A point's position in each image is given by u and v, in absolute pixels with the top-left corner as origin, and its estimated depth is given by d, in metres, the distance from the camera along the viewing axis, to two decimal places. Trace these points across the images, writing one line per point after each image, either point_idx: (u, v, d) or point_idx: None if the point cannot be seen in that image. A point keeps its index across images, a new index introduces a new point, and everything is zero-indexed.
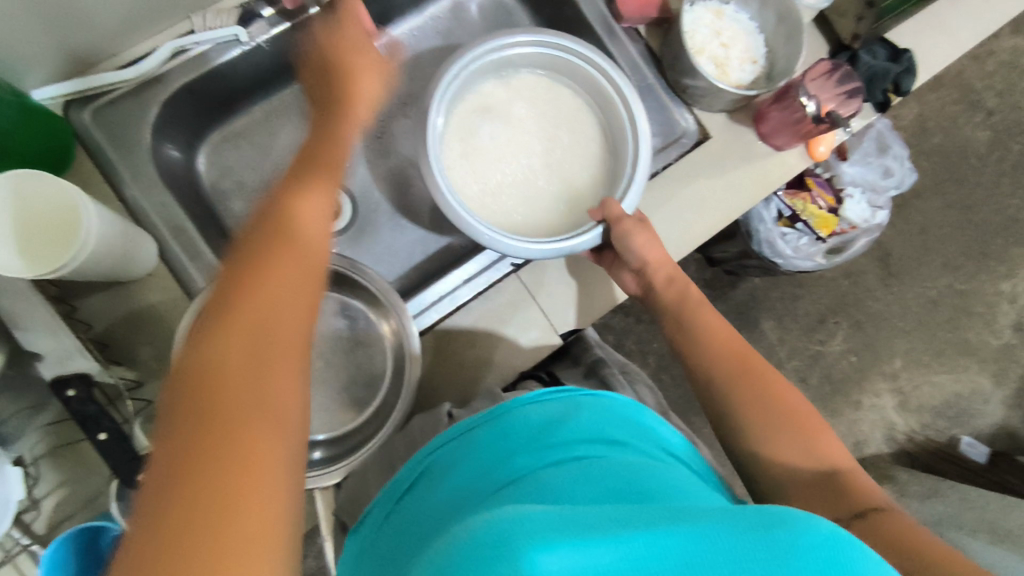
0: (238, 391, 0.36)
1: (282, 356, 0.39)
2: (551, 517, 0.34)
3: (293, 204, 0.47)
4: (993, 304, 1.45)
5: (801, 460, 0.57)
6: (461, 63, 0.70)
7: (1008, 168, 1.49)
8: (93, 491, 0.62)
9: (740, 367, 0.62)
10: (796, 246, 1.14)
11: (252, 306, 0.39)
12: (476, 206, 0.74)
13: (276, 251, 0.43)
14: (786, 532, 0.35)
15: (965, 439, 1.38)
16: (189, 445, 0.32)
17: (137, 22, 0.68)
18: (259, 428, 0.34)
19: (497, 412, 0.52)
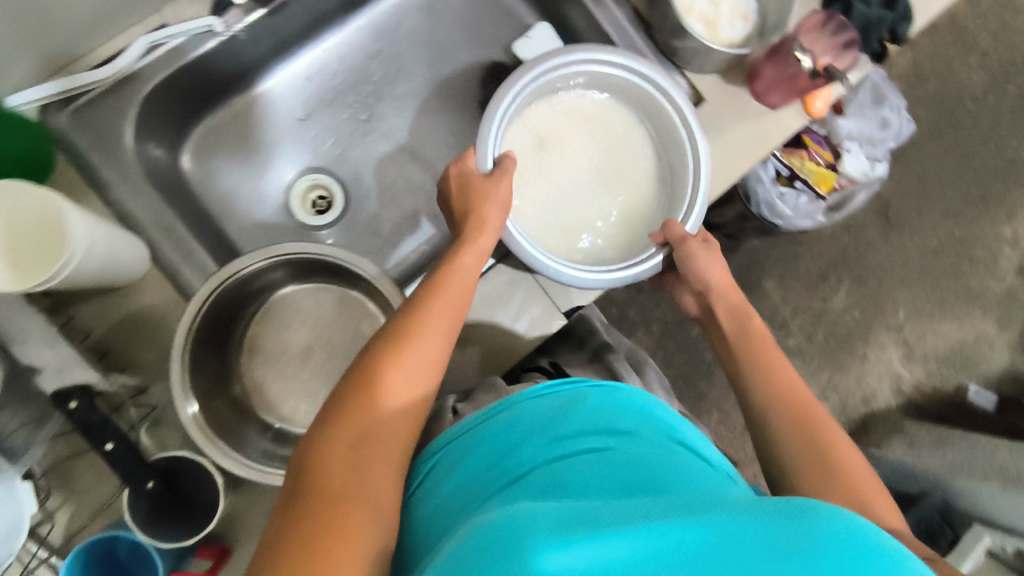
0: (345, 472, 0.45)
1: (383, 448, 0.48)
2: (562, 515, 0.34)
3: (418, 311, 0.56)
4: (995, 249, 1.44)
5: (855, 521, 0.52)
6: (515, 89, 0.68)
7: (1005, 109, 1.47)
8: (104, 499, 0.61)
9: (798, 415, 0.57)
10: (795, 205, 1.13)
11: (357, 416, 0.48)
12: (537, 235, 0.72)
13: (396, 354, 0.52)
14: (803, 525, 0.33)
15: (972, 387, 1.39)
16: (301, 510, 0.42)
17: (105, 16, 0.65)
18: (354, 506, 0.43)
19: (500, 406, 0.52)
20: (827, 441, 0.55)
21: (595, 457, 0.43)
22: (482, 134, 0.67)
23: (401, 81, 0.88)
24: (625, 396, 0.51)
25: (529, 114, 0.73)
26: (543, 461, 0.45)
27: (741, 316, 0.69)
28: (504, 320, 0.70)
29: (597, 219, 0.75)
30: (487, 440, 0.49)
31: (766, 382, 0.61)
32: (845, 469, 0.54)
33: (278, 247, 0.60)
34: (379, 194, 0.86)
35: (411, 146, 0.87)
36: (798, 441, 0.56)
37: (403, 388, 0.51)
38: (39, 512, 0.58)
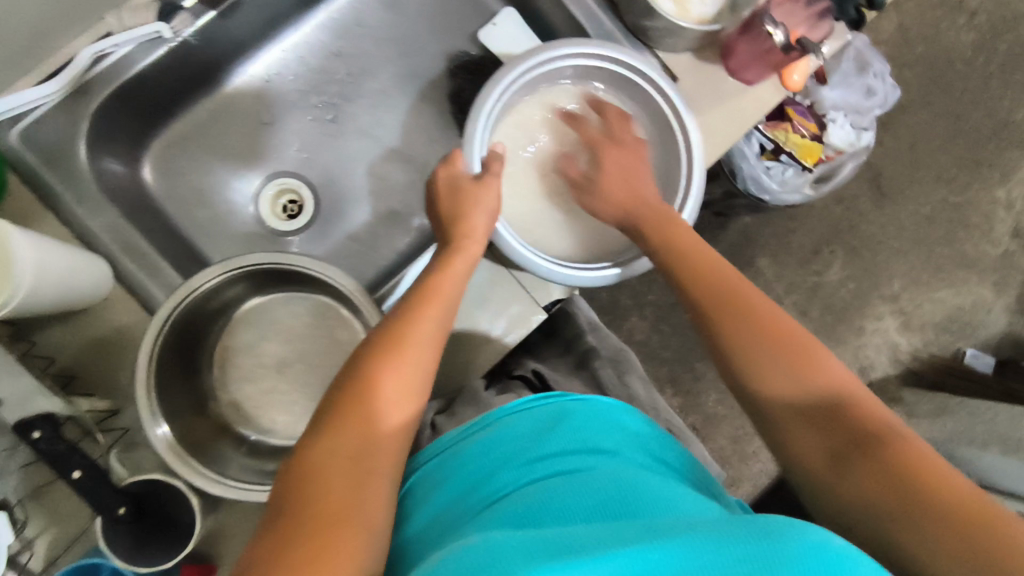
0: (334, 487, 0.43)
1: (376, 462, 0.45)
2: (545, 544, 0.33)
3: (408, 318, 0.54)
4: (990, 213, 1.41)
5: (787, 389, 0.48)
6: (502, 86, 0.65)
7: (996, 70, 1.44)
8: (81, 526, 0.60)
9: (727, 300, 0.53)
10: (782, 179, 1.11)
11: (351, 431, 0.46)
12: (531, 237, 0.70)
13: (386, 362, 0.50)
14: (782, 543, 0.32)
15: (970, 351, 1.38)
16: (288, 531, 0.40)
17: (49, 29, 0.63)
18: (345, 525, 0.41)
19: (478, 423, 0.50)
20: (760, 321, 0.51)
21: (574, 478, 0.42)
22: (469, 134, 0.65)
23: (367, 78, 0.86)
24: (606, 409, 0.50)
25: (517, 113, 0.71)
26: (520, 484, 0.43)
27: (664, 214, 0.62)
28: (482, 320, 0.68)
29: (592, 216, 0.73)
30: (463, 462, 0.47)
31: (692, 276, 0.56)
32: (782, 343, 0.50)
33: (238, 258, 0.59)
34: (351, 195, 0.84)
35: (382, 144, 0.85)
36: (731, 326, 0.52)
37: (398, 406, 0.49)
38: (17, 541, 0.56)
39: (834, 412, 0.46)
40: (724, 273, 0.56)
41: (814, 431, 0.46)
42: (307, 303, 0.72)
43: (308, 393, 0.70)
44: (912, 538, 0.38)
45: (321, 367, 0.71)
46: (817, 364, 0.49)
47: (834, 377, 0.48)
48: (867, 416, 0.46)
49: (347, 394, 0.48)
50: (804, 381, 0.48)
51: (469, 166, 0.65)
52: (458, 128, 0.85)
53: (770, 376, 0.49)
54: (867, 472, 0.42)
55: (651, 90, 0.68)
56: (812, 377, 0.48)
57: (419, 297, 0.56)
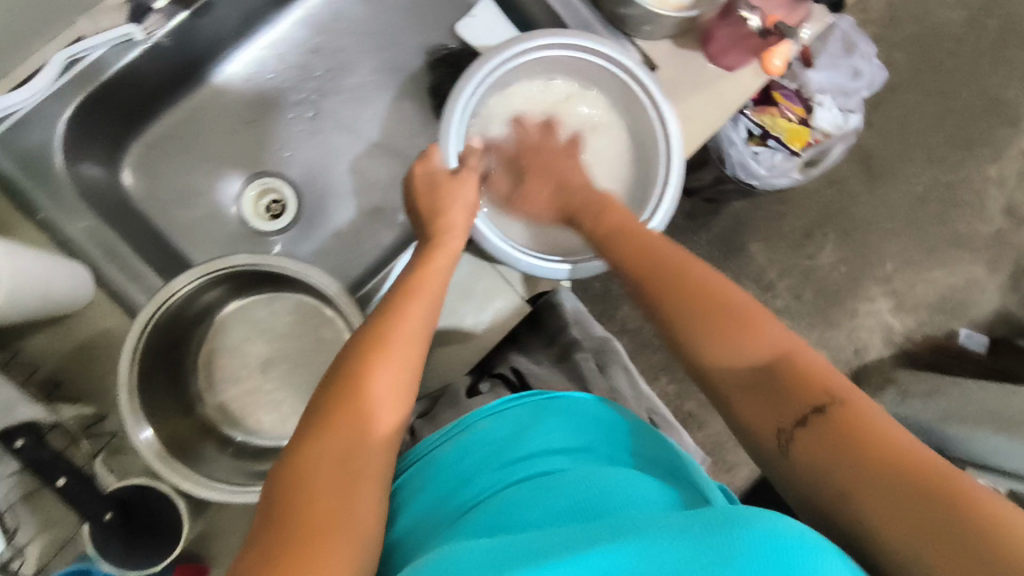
0: (321, 492, 0.42)
1: (365, 463, 0.44)
2: (509, 550, 0.32)
3: (393, 316, 0.52)
4: (981, 191, 1.41)
5: (732, 361, 0.48)
6: (477, 79, 0.65)
7: (986, 46, 1.43)
8: (69, 532, 0.60)
9: (671, 280, 0.53)
10: (771, 164, 1.09)
11: (341, 432, 0.45)
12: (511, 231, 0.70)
13: (369, 360, 0.49)
14: (740, 531, 0.31)
15: (964, 331, 1.38)
16: (275, 539, 0.39)
17: (20, 34, 0.63)
18: (331, 531, 0.40)
19: (459, 426, 0.51)
20: (700, 297, 0.51)
21: (552, 478, 0.42)
22: (445, 128, 0.65)
23: (347, 73, 0.85)
24: (583, 409, 0.51)
25: (496, 109, 0.71)
26: (497, 486, 0.43)
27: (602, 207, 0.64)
28: (466, 315, 0.68)
29: None
30: (443, 467, 0.48)
31: (636, 260, 0.57)
32: (722, 315, 0.49)
33: (217, 260, 0.58)
34: (334, 193, 0.84)
35: (364, 140, 0.85)
36: (673, 306, 0.52)
37: (389, 407, 0.48)
38: (8, 548, 0.56)
39: (773, 376, 0.45)
40: (667, 253, 0.56)
41: (757, 398, 0.46)
42: (289, 304, 0.72)
43: (294, 392, 0.71)
44: (856, 499, 0.38)
45: (307, 366, 0.71)
46: (755, 330, 0.48)
47: (779, 342, 0.47)
48: (806, 374, 0.44)
49: (337, 393, 0.47)
50: (744, 351, 0.47)
51: (444, 160, 0.65)
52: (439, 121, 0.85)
53: (713, 352, 0.48)
54: (815, 438, 0.41)
55: (628, 80, 0.68)
56: (749, 345, 0.47)
57: (404, 295, 0.55)
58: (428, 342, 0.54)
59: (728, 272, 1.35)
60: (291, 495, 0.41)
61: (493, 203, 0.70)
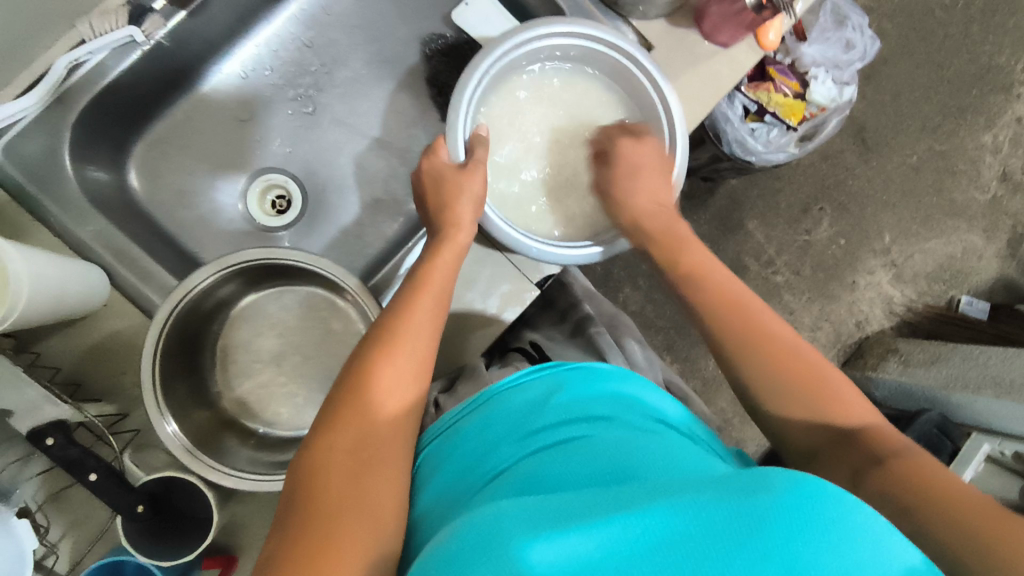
0: (339, 477, 0.43)
1: (381, 449, 0.46)
2: (538, 513, 0.33)
3: (402, 309, 0.54)
4: (976, 159, 1.42)
5: (803, 415, 0.52)
6: (483, 71, 0.65)
7: (976, 14, 1.43)
8: (100, 526, 0.62)
9: (748, 329, 0.55)
10: (767, 140, 1.10)
11: (352, 425, 0.46)
12: (518, 220, 0.71)
13: (379, 352, 0.50)
14: (769, 496, 0.32)
15: (965, 299, 1.39)
16: (300, 525, 0.40)
17: (19, 42, 0.63)
18: (355, 517, 0.41)
19: (480, 400, 0.51)
20: (776, 353, 0.53)
21: (576, 446, 0.43)
22: (452, 120, 0.65)
23: (342, 66, 0.86)
24: (601, 376, 0.51)
25: (501, 98, 0.71)
26: (524, 455, 0.44)
27: (674, 228, 0.67)
28: (475, 300, 0.69)
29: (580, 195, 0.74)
30: (465, 440, 0.48)
31: (712, 301, 0.58)
32: (802, 374, 0.52)
33: (228, 257, 0.59)
34: (337, 187, 0.85)
35: (363, 133, 0.85)
36: (748, 358, 0.54)
37: (399, 397, 0.49)
38: (41, 546, 0.58)
39: (853, 438, 0.50)
40: (735, 299, 0.58)
41: (838, 452, 0.50)
42: (299, 296, 0.73)
43: (309, 384, 0.72)
44: (924, 518, 0.41)
45: (321, 358, 0.73)
46: (840, 397, 0.52)
47: (855, 410, 0.51)
48: (884, 440, 0.49)
49: (349, 390, 0.48)
50: (824, 412, 0.51)
51: (450, 153, 0.65)
52: (437, 110, 0.86)
53: (791, 408, 0.52)
54: (879, 484, 0.45)
55: (629, 65, 0.68)
56: (831, 409, 0.51)
57: (410, 288, 0.56)
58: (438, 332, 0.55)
59: (728, 250, 1.37)
60: (310, 493, 0.42)
61: (496, 195, 0.71)
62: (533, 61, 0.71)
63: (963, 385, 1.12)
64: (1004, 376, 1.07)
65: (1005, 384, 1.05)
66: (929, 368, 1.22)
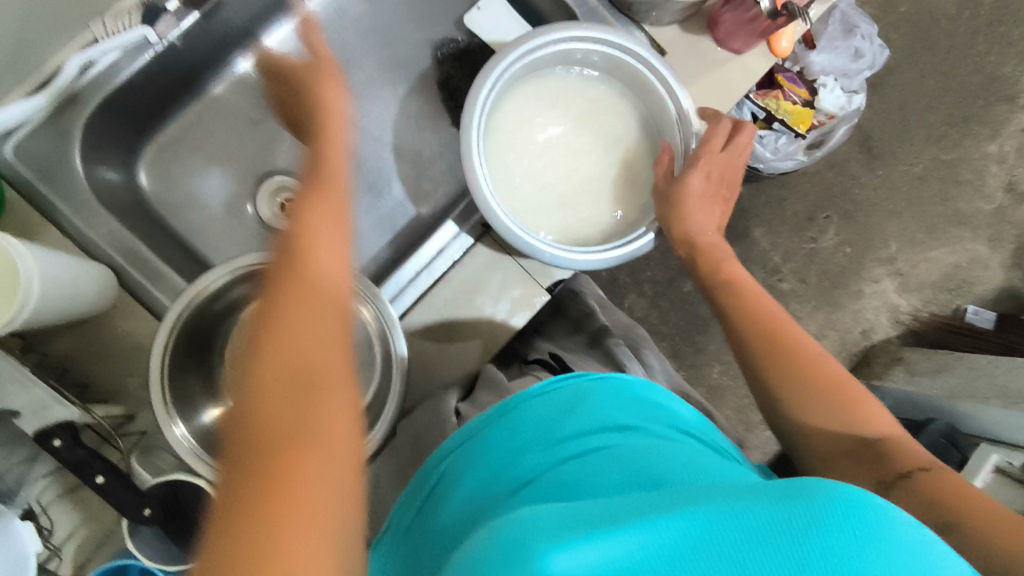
0: (280, 421, 0.32)
1: (329, 381, 0.35)
2: (560, 516, 0.33)
3: (306, 238, 0.39)
4: (981, 168, 1.42)
5: (831, 424, 0.53)
6: (496, 75, 0.65)
7: (981, 25, 1.43)
8: (105, 530, 0.61)
9: (783, 341, 0.57)
10: (775, 148, 1.11)
11: (280, 362, 0.34)
12: (531, 224, 0.70)
13: (287, 292, 0.36)
14: (807, 503, 0.31)
15: (970, 309, 1.39)
16: (239, 486, 0.29)
17: (33, 41, 0.63)
18: (308, 467, 0.30)
19: (502, 409, 0.50)
20: (811, 366, 0.55)
21: (603, 454, 0.42)
22: (465, 124, 0.64)
23: (353, 69, 0.86)
24: (626, 387, 0.51)
25: (515, 102, 0.71)
26: (551, 463, 0.44)
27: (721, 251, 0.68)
28: (485, 305, 0.69)
29: (592, 199, 0.73)
30: (490, 448, 0.48)
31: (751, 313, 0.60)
32: (831, 385, 0.54)
33: (239, 258, 0.59)
34: (348, 190, 0.85)
35: (373, 137, 0.85)
36: (783, 368, 0.55)
37: (339, 321, 0.37)
38: (45, 548, 0.57)
39: (879, 448, 0.51)
40: (766, 310, 0.60)
41: (864, 461, 0.51)
42: None
43: None
44: (958, 526, 0.42)
45: None
46: (867, 409, 0.53)
47: (880, 424, 0.53)
48: (909, 454, 0.50)
49: (271, 320, 0.35)
50: (849, 423, 0.53)
51: (463, 156, 0.64)
52: (448, 114, 0.85)
53: (822, 418, 0.53)
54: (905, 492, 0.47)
55: (642, 69, 0.68)
56: (858, 420, 0.53)
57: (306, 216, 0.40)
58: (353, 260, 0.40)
59: None
60: (241, 439, 0.31)
61: (507, 198, 0.70)
62: (545, 66, 0.71)
63: (969, 395, 1.11)
64: (1012, 386, 1.07)
65: (1012, 395, 1.05)
66: (935, 377, 1.22)
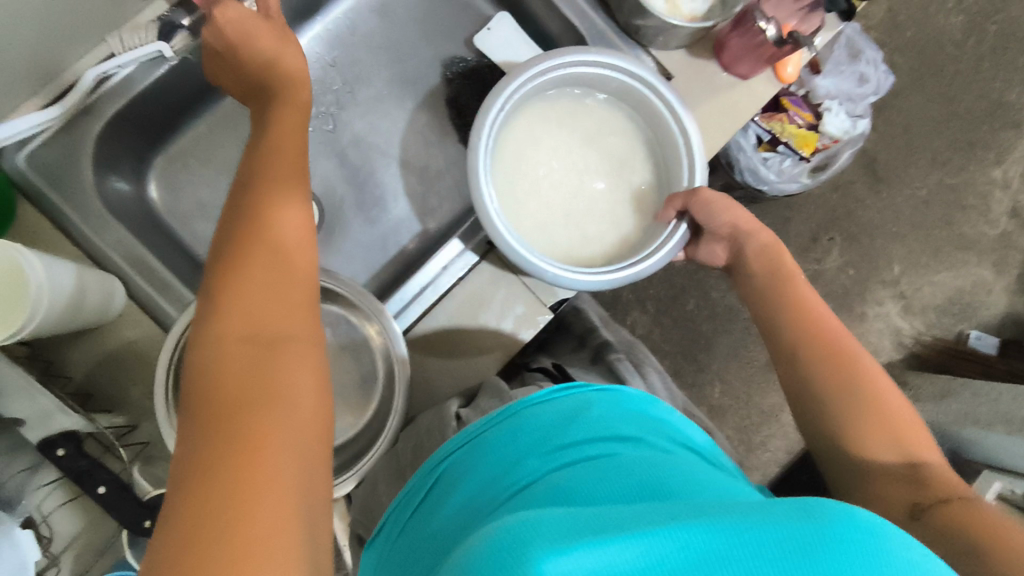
0: (242, 372, 0.39)
1: (290, 341, 0.42)
2: (565, 520, 0.33)
3: (266, 216, 0.47)
4: (986, 194, 1.42)
5: (878, 443, 0.53)
6: (505, 94, 0.66)
7: (987, 51, 1.44)
8: (106, 539, 0.61)
9: (841, 368, 0.56)
10: (780, 169, 1.11)
11: (242, 316, 0.42)
12: (535, 242, 0.71)
13: (248, 262, 0.44)
14: (816, 524, 0.32)
15: (974, 334, 1.39)
16: (209, 423, 0.37)
17: (49, 52, 0.65)
18: (267, 412, 0.37)
19: (504, 414, 0.50)
20: (869, 394, 0.55)
21: (607, 461, 0.42)
22: (473, 140, 0.65)
23: (364, 85, 0.87)
24: (631, 401, 0.50)
25: (524, 124, 0.72)
26: (552, 467, 0.43)
27: (777, 262, 0.65)
28: (489, 321, 0.69)
29: (596, 220, 0.73)
30: (491, 451, 0.47)
31: (806, 335, 0.59)
32: (878, 405, 0.54)
33: None
34: (356, 202, 0.85)
35: (382, 151, 0.86)
36: (831, 379, 0.56)
37: (287, 287, 0.45)
38: (45, 557, 0.56)
39: (922, 473, 0.51)
40: (823, 316, 0.60)
41: (904, 488, 0.51)
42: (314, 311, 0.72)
43: None
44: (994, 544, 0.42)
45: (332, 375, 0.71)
46: (916, 437, 0.53)
47: (925, 453, 0.53)
48: (951, 483, 0.50)
49: (224, 291, 0.43)
50: (893, 444, 0.53)
51: (469, 172, 0.65)
52: (456, 131, 0.86)
53: (873, 445, 0.53)
54: (944, 512, 0.47)
55: (649, 94, 0.69)
56: (905, 442, 0.53)
57: (254, 200, 0.48)
58: (311, 237, 0.49)
59: None
60: (210, 384, 0.39)
61: (514, 216, 0.70)
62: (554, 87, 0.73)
63: None
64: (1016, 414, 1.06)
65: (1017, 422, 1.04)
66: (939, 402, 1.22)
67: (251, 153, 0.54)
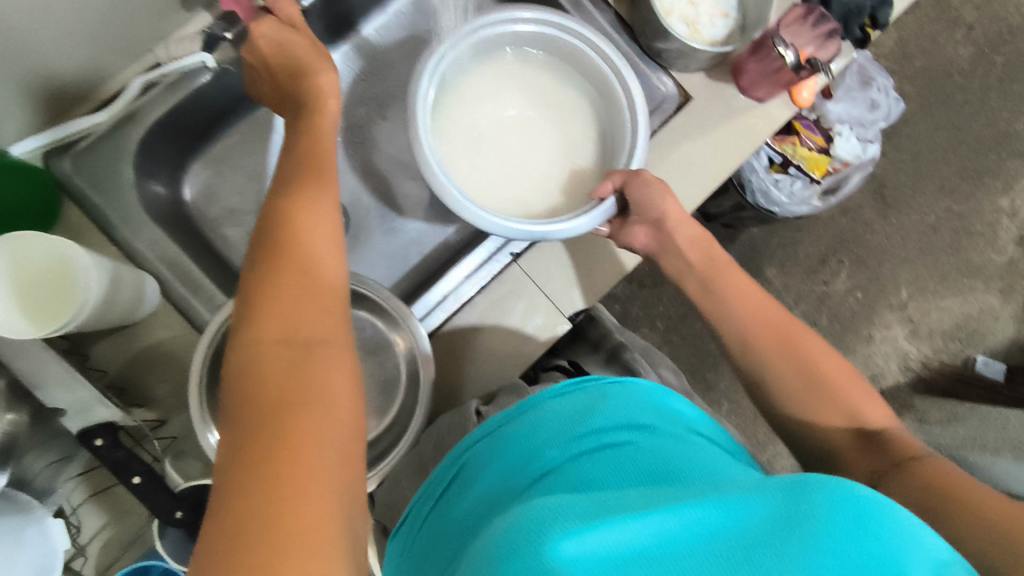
0: (281, 373, 0.41)
1: (321, 342, 0.44)
2: (579, 506, 0.35)
3: (296, 223, 0.49)
4: (993, 221, 1.44)
5: (834, 417, 0.56)
6: (472, 31, 0.69)
7: (995, 82, 1.47)
8: (133, 533, 0.65)
9: (785, 347, 0.59)
10: (790, 192, 1.14)
11: (276, 317, 0.44)
12: (465, 184, 0.72)
13: (278, 273, 0.46)
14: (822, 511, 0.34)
15: (981, 359, 1.40)
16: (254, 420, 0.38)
17: (94, 60, 0.68)
18: (305, 413, 0.39)
19: (522, 408, 0.51)
20: (818, 372, 0.57)
21: (624, 458, 0.44)
22: (425, 64, 0.67)
23: (392, 99, 0.90)
24: (650, 394, 0.51)
25: (481, 78, 0.75)
26: (570, 460, 0.45)
27: (709, 252, 0.68)
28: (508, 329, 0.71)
29: (532, 185, 0.75)
30: (510, 444, 0.48)
31: (748, 324, 0.61)
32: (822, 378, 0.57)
33: None
34: (380, 212, 0.88)
35: (407, 164, 0.89)
36: (778, 366, 0.58)
37: (315, 293, 0.46)
38: (73, 547, 0.60)
39: (876, 440, 0.54)
40: (764, 303, 0.63)
41: (863, 456, 0.54)
42: None
43: None
44: (942, 507, 0.45)
45: None
46: (868, 403, 0.56)
47: (877, 417, 0.56)
48: (905, 444, 0.53)
49: (260, 298, 0.45)
50: (846, 415, 0.55)
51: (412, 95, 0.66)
52: None
53: (825, 422, 0.56)
54: (898, 481, 0.49)
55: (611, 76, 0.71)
56: (859, 412, 0.56)
57: (297, 199, 0.51)
58: (336, 242, 0.50)
59: None
60: (251, 383, 0.41)
61: (453, 160, 0.72)
62: (527, 51, 0.75)
63: None
64: None
65: None
66: None
67: (292, 159, 0.57)
